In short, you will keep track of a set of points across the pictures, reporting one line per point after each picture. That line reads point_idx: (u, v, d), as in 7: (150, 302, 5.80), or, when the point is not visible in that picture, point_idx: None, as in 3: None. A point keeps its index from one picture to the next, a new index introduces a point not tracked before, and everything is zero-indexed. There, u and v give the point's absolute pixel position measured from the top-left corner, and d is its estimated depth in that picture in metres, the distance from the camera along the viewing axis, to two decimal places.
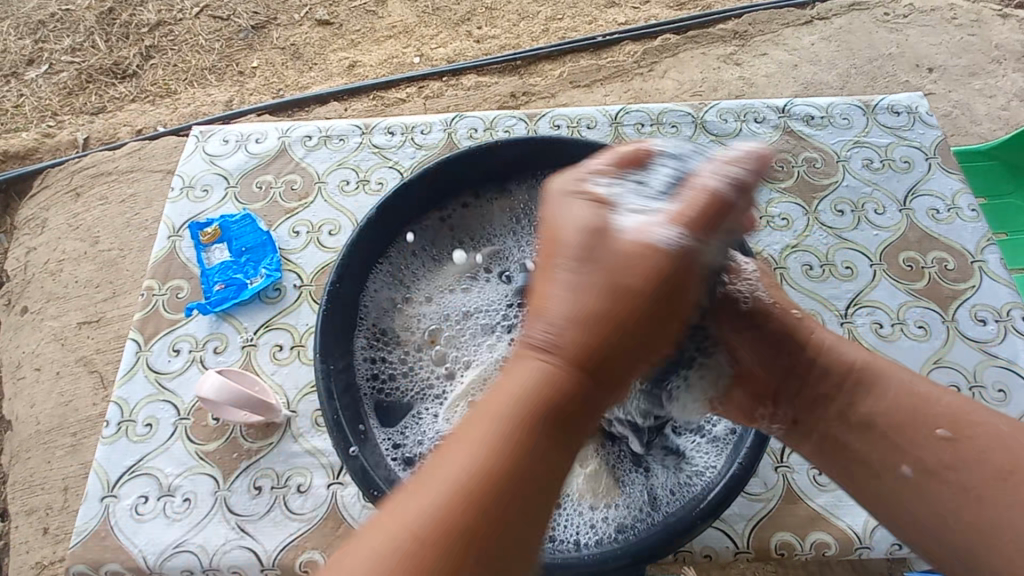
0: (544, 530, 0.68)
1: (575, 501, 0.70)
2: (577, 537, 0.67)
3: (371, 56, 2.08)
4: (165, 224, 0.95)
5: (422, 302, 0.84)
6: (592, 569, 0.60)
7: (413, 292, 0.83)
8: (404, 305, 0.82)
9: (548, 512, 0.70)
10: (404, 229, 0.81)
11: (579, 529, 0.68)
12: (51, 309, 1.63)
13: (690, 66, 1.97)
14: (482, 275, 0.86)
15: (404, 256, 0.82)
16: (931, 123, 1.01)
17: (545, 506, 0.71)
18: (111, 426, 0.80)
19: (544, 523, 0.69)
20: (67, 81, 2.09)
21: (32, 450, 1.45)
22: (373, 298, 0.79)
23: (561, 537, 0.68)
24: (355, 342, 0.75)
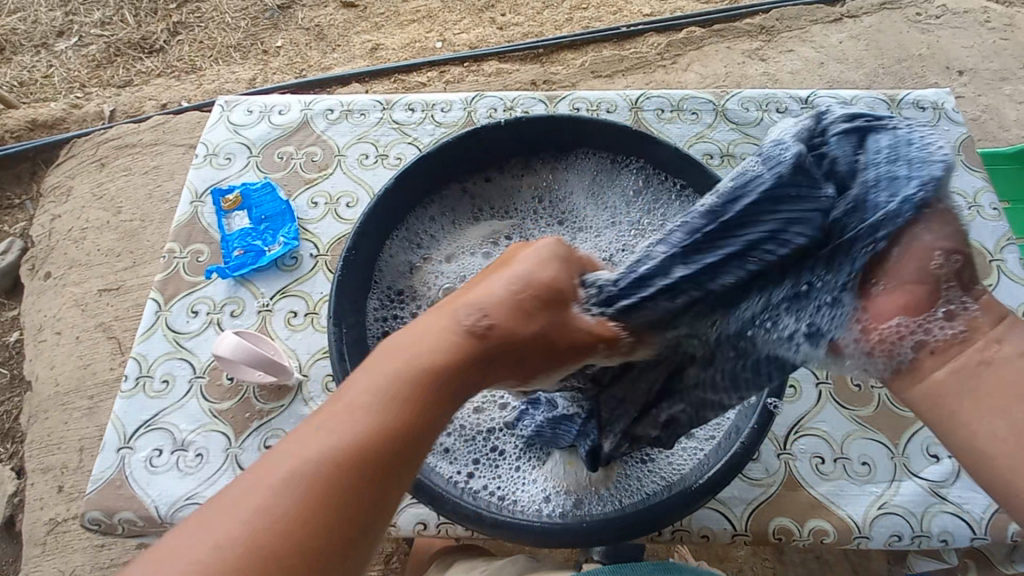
0: (506, 492, 0.72)
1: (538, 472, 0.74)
2: (537, 504, 0.71)
3: (394, 39, 2.09)
4: (188, 189, 0.97)
5: (440, 259, 0.84)
6: (570, 537, 0.62)
7: (432, 250, 0.84)
8: (421, 265, 0.83)
9: (514, 478, 0.74)
10: (425, 197, 0.83)
11: (539, 498, 0.71)
12: (73, 274, 1.67)
13: (714, 60, 1.95)
14: (503, 242, 0.86)
15: (424, 222, 0.83)
16: (957, 120, 0.99)
17: (513, 472, 0.74)
18: (130, 381, 0.83)
19: (509, 486, 0.73)
20: (96, 54, 2.12)
21: (50, 411, 1.50)
22: (388, 261, 0.80)
23: (522, 500, 0.71)
24: (368, 302, 0.76)
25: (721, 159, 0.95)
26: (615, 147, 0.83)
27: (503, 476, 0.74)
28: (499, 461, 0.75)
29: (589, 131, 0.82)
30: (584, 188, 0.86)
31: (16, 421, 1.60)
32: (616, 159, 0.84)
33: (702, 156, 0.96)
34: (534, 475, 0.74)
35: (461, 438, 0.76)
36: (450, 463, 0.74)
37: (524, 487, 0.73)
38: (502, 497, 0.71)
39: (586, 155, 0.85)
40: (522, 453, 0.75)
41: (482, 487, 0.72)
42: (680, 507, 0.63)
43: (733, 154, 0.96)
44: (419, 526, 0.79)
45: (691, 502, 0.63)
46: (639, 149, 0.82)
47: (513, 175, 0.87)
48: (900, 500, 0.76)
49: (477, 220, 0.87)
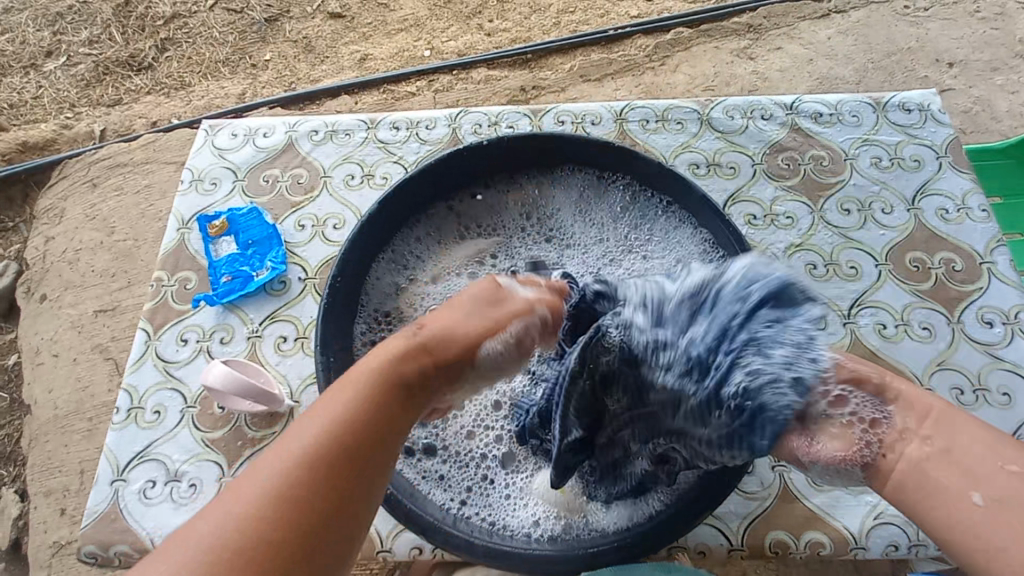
0: (496, 517, 0.72)
1: (528, 496, 0.74)
2: (526, 529, 0.71)
3: (382, 49, 2.08)
4: (175, 216, 0.97)
5: (426, 280, 0.84)
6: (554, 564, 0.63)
7: (418, 270, 0.84)
8: (408, 286, 0.83)
9: (504, 502, 0.74)
10: (410, 218, 0.83)
11: (530, 523, 0.72)
12: (68, 297, 1.67)
13: (703, 59, 1.95)
14: (489, 261, 0.86)
15: (410, 243, 0.83)
16: (944, 121, 0.99)
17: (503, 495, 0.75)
18: (122, 413, 0.83)
19: (500, 510, 0.73)
20: (85, 74, 2.12)
21: (49, 434, 1.50)
22: (375, 283, 0.80)
23: (513, 525, 0.72)
24: (354, 328, 0.76)
25: (707, 169, 0.95)
26: (600, 163, 0.82)
27: (494, 500, 0.74)
28: (489, 487, 0.75)
29: (573, 148, 0.81)
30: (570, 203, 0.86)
31: (17, 444, 1.60)
32: (602, 175, 0.84)
33: (688, 166, 0.95)
34: (524, 498, 0.74)
35: (451, 463, 0.76)
36: (443, 489, 0.74)
37: (515, 510, 0.73)
38: (493, 523, 0.72)
39: (572, 170, 0.85)
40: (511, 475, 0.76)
41: (473, 513, 0.73)
42: (668, 531, 0.63)
43: (720, 163, 0.96)
44: (415, 550, 0.78)
45: (679, 526, 0.64)
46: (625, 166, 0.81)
47: (500, 190, 0.86)
48: (897, 510, 0.75)
49: (463, 238, 0.86)
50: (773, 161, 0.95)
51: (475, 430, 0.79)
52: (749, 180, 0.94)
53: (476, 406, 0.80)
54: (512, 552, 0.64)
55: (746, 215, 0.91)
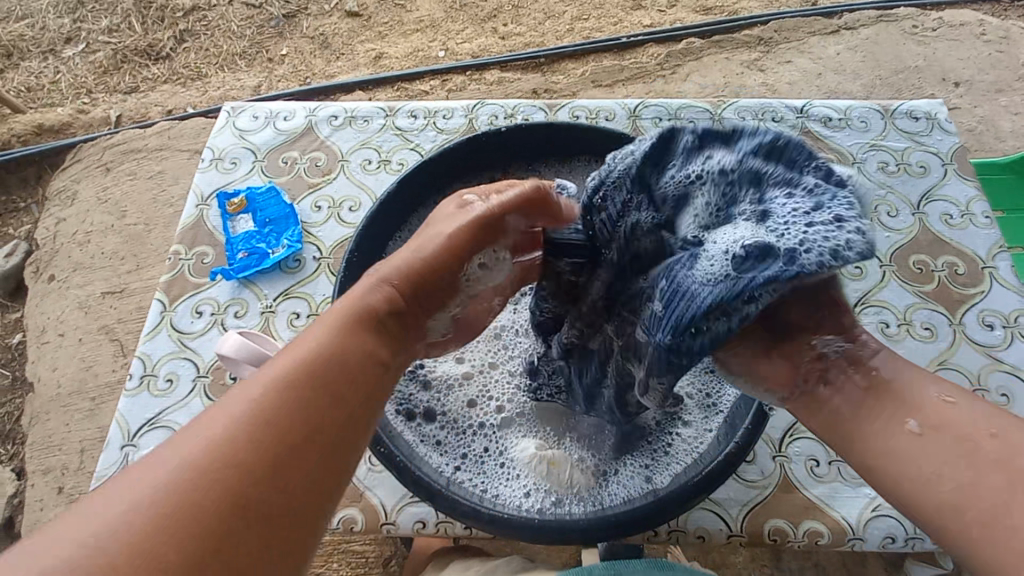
0: (489, 486, 0.73)
1: (520, 469, 0.75)
2: (516, 499, 0.72)
3: (397, 48, 2.12)
4: (194, 192, 0.99)
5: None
6: (544, 530, 0.63)
7: None
8: None
9: (498, 472, 0.75)
10: (429, 199, 0.85)
11: (520, 494, 0.73)
12: (77, 277, 1.69)
13: (713, 70, 1.98)
14: None
15: (427, 222, 0.85)
16: (949, 130, 1.01)
17: (496, 466, 0.75)
18: (134, 380, 0.84)
19: (492, 480, 0.74)
20: (104, 61, 2.16)
21: (51, 412, 1.51)
22: (391, 259, 0.82)
23: (504, 494, 0.73)
24: None
25: None
26: (616, 154, 0.85)
27: (487, 470, 0.75)
28: (485, 457, 0.76)
29: (591, 138, 0.84)
30: None
31: (17, 422, 1.60)
32: None
33: None
34: (516, 470, 0.75)
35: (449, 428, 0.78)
36: (439, 454, 0.75)
37: (506, 481, 0.74)
38: (485, 489, 0.73)
39: (587, 161, 0.87)
40: (507, 448, 0.77)
41: (467, 479, 0.74)
42: (659, 509, 0.64)
43: None
44: (418, 525, 0.77)
45: (676, 506, 0.63)
46: None
47: (518, 177, 0.88)
48: None
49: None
50: None
51: (475, 402, 0.81)
52: None
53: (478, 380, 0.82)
54: (503, 516, 0.65)
55: None
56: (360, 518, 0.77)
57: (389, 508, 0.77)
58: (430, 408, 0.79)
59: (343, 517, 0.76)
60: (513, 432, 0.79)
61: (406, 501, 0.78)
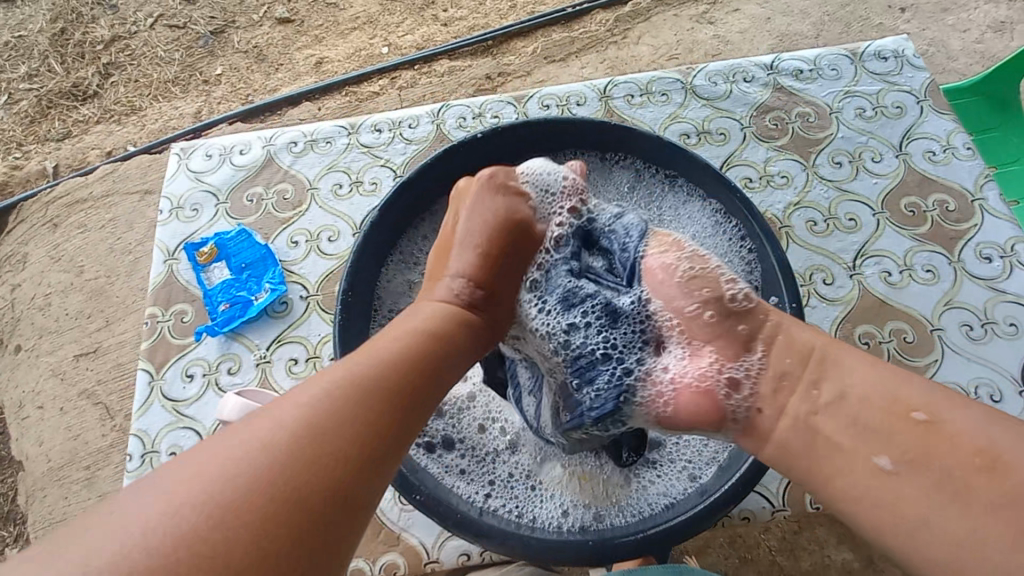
0: (525, 511, 0.73)
1: (551, 489, 0.75)
2: (555, 521, 0.72)
3: (338, 50, 2.02)
4: (159, 248, 0.93)
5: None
6: (597, 551, 0.64)
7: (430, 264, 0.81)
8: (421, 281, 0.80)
9: (529, 495, 0.75)
10: (414, 217, 0.80)
11: (557, 515, 0.73)
12: (45, 344, 1.59)
13: (664, 28, 1.94)
14: None
15: (416, 241, 0.81)
16: (919, 65, 1.00)
17: (528, 490, 0.75)
18: (135, 460, 0.79)
19: (526, 504, 0.74)
20: (27, 109, 2.01)
21: (46, 488, 1.44)
22: (387, 285, 0.78)
23: (542, 518, 0.73)
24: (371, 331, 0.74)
25: (698, 137, 0.95)
26: (601, 144, 0.82)
27: (518, 494, 0.74)
28: (513, 483, 0.75)
29: (570, 131, 0.81)
30: None
31: (12, 503, 1.53)
32: (604, 157, 0.84)
33: (679, 137, 0.95)
34: (547, 490, 0.75)
35: (469, 457, 0.77)
36: (467, 484, 0.74)
37: (541, 504, 0.74)
38: (522, 515, 0.72)
39: (573, 154, 0.83)
40: (531, 469, 0.77)
41: (501, 507, 0.73)
42: (711, 512, 0.66)
43: (709, 130, 0.95)
44: (463, 556, 0.80)
45: (721, 506, 0.66)
46: (624, 145, 0.82)
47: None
48: None
49: None
50: (761, 122, 0.96)
51: (487, 425, 0.80)
52: (740, 144, 0.94)
53: (485, 401, 0.81)
54: (553, 543, 0.65)
55: (743, 178, 0.91)
56: (401, 562, 0.79)
57: (430, 546, 0.79)
58: (448, 438, 0.78)
59: (384, 563, 0.79)
60: (536, 452, 0.78)
61: (445, 535, 0.80)
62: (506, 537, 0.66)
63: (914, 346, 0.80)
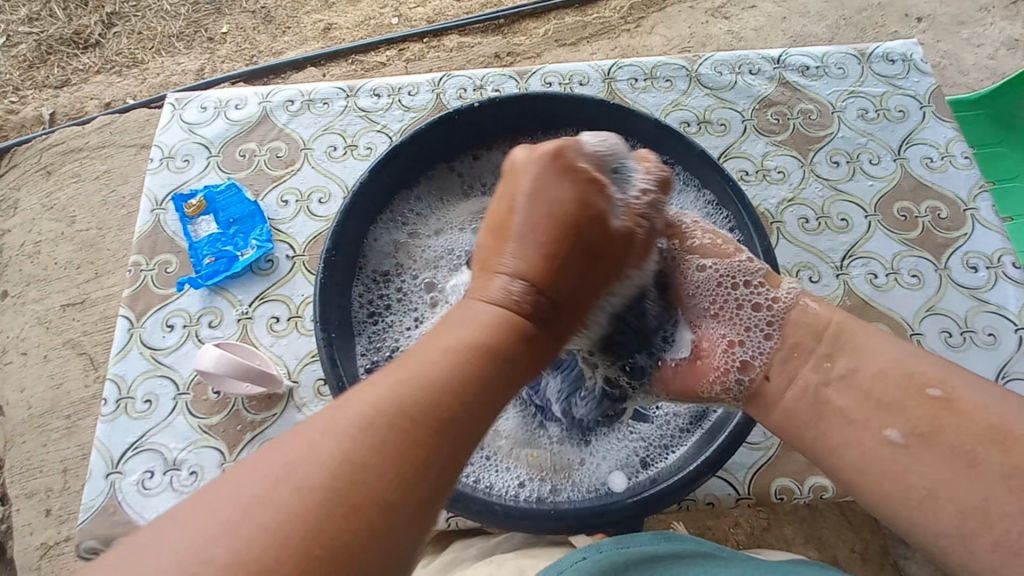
0: (481, 477, 0.73)
1: (509, 459, 0.76)
2: (511, 490, 0.72)
3: (347, 17, 1.98)
4: (147, 197, 0.92)
5: (429, 234, 0.83)
6: (554, 521, 0.64)
7: (419, 227, 0.82)
8: (408, 242, 0.81)
9: (485, 461, 0.75)
10: (410, 179, 0.81)
11: (513, 484, 0.73)
12: (32, 292, 1.58)
13: (678, 21, 1.92)
14: None
15: (410, 202, 0.81)
16: (926, 70, 1.00)
17: (483, 455, 0.76)
18: (109, 405, 0.79)
19: (482, 471, 0.74)
20: (27, 54, 1.97)
21: (26, 434, 1.44)
22: (374, 245, 0.79)
23: (496, 485, 0.73)
24: (352, 288, 0.75)
25: (698, 126, 0.94)
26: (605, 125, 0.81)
27: (474, 459, 0.75)
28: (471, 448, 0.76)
29: (570, 106, 0.79)
30: None
31: None
32: None
33: (679, 124, 0.94)
34: (503, 459, 0.76)
35: None
36: None
37: (498, 471, 0.75)
38: (477, 480, 0.73)
39: (575, 132, 0.83)
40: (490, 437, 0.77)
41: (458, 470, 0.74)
42: (673, 491, 0.66)
43: (710, 119, 0.95)
44: None
45: (678, 490, 0.66)
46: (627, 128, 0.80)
47: (506, 153, 0.84)
48: None
49: (468, 196, 0.85)
50: (763, 115, 0.95)
51: None
52: (740, 137, 0.94)
53: None
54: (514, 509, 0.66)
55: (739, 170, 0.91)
56: None
57: None
58: None
59: None
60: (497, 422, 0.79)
61: None
62: (462, 497, 0.66)
63: None
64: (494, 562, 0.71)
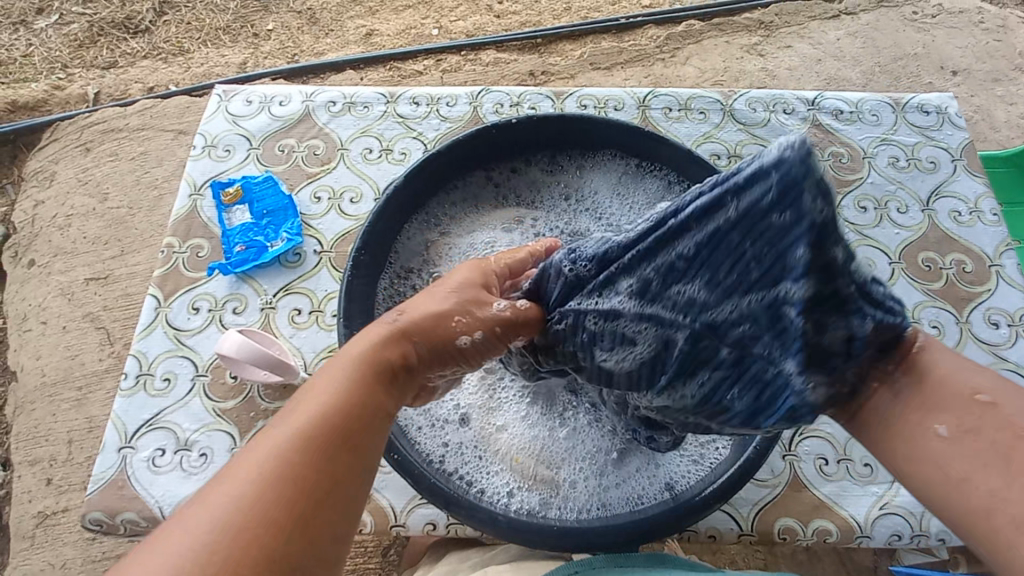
0: (476, 480, 0.75)
1: (506, 467, 0.76)
2: (504, 498, 0.73)
3: (389, 25, 2.04)
4: (187, 181, 0.95)
5: (461, 236, 0.84)
6: (546, 541, 0.65)
7: (451, 228, 0.84)
8: (438, 241, 0.83)
9: (482, 465, 0.76)
10: (447, 183, 0.82)
11: (507, 494, 0.74)
12: (58, 263, 1.63)
13: (713, 54, 1.94)
14: (524, 227, 0.86)
15: (444, 205, 0.83)
16: (960, 124, 1.00)
17: (480, 459, 0.77)
18: (129, 379, 0.81)
19: (477, 474, 0.75)
20: (79, 33, 2.05)
21: (36, 402, 1.46)
22: (406, 241, 0.80)
23: (490, 490, 0.74)
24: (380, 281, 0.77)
25: (728, 160, 0.95)
26: (640, 151, 0.82)
27: (469, 462, 0.76)
28: (470, 451, 0.77)
29: (603, 129, 0.81)
30: (608, 187, 0.85)
31: None
32: (640, 164, 0.84)
33: (709, 156, 0.96)
34: (499, 467, 0.76)
35: (431, 424, 0.78)
36: (437, 442, 0.77)
37: (491, 477, 0.75)
38: (471, 482, 0.74)
39: (610, 155, 0.84)
40: (485, 439, 0.78)
41: (456, 471, 0.75)
42: (668, 523, 0.66)
43: (741, 154, 0.96)
44: (428, 526, 0.81)
45: (671, 525, 0.66)
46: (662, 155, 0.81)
47: (542, 169, 0.86)
48: (902, 501, 0.79)
49: (501, 204, 0.86)
50: None
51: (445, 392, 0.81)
52: None
53: None
54: (511, 521, 0.67)
55: None
56: (369, 520, 0.81)
57: (399, 510, 0.81)
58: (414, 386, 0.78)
59: None
60: (496, 427, 0.79)
61: (416, 502, 0.82)
62: (459, 504, 0.67)
63: None
64: (491, 570, 0.71)
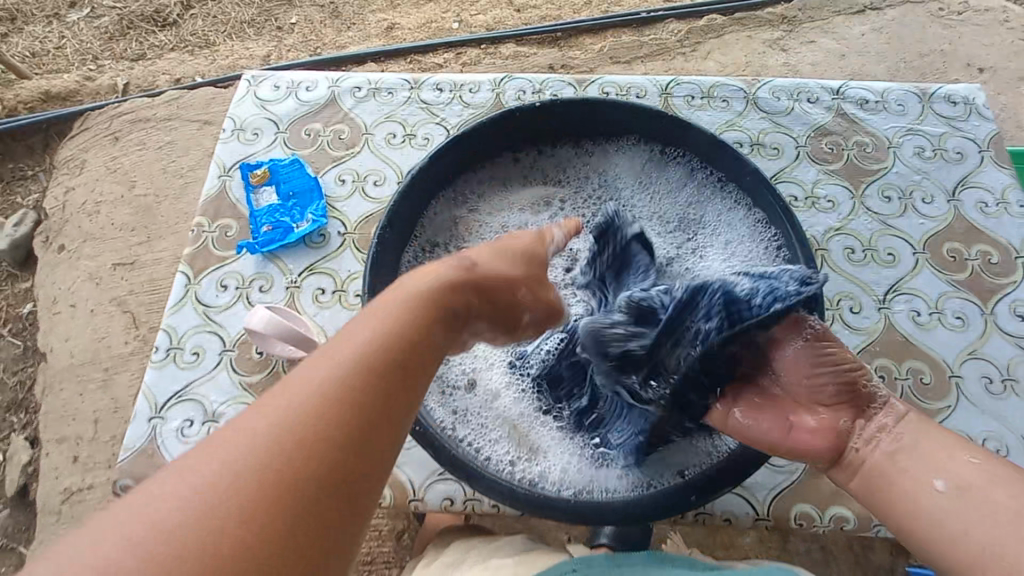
0: (481, 446, 0.76)
1: (510, 438, 0.78)
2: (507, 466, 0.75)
3: (410, 19, 2.06)
4: (216, 163, 0.98)
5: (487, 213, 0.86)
6: (547, 509, 0.66)
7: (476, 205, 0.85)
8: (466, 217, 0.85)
9: (487, 433, 0.77)
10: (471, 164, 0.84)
11: (509, 463, 0.75)
12: (88, 248, 1.67)
13: (735, 48, 1.92)
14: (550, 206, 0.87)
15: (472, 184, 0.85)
16: (987, 115, 0.99)
17: (485, 427, 0.78)
18: (160, 352, 0.84)
19: (482, 441, 0.77)
20: (109, 26, 2.10)
21: (64, 383, 1.51)
22: (432, 218, 0.82)
23: (494, 458, 0.75)
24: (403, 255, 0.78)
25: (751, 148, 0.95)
26: (664, 137, 0.83)
27: (476, 430, 0.78)
28: (476, 419, 0.79)
29: (628, 113, 0.81)
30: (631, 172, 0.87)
31: (30, 391, 1.59)
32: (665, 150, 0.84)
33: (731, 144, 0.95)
34: (503, 437, 0.78)
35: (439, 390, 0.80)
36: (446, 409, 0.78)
37: (494, 446, 0.77)
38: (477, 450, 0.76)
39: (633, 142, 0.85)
40: (491, 410, 0.80)
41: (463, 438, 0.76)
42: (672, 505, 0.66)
43: (763, 143, 0.96)
44: (446, 502, 0.82)
45: (677, 506, 0.66)
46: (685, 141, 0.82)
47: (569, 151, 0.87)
48: None
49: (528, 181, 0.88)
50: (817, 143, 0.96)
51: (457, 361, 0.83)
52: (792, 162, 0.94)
53: None
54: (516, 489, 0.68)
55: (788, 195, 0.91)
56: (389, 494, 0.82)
57: (417, 485, 0.82)
58: None
59: None
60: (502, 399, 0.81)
61: (434, 479, 0.83)
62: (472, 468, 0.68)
63: (931, 390, 0.79)
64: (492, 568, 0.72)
